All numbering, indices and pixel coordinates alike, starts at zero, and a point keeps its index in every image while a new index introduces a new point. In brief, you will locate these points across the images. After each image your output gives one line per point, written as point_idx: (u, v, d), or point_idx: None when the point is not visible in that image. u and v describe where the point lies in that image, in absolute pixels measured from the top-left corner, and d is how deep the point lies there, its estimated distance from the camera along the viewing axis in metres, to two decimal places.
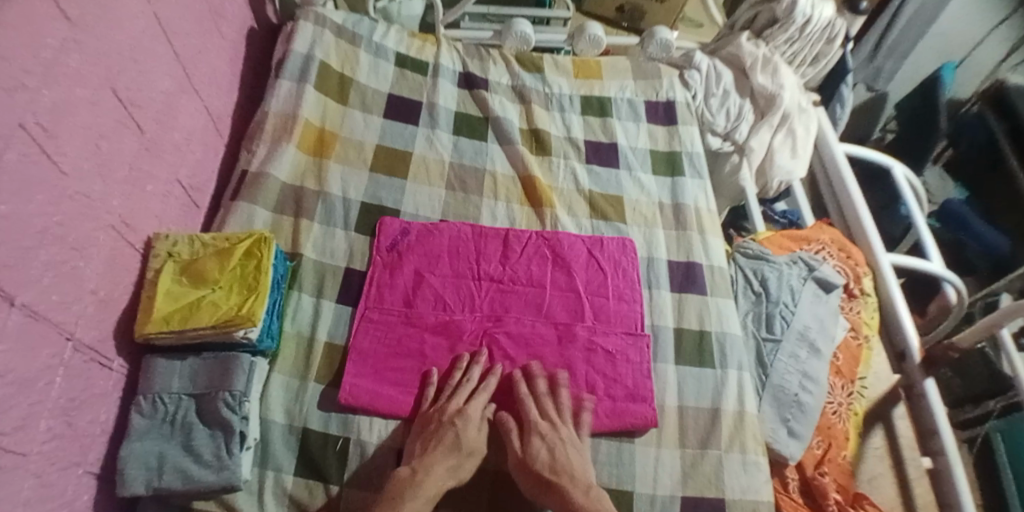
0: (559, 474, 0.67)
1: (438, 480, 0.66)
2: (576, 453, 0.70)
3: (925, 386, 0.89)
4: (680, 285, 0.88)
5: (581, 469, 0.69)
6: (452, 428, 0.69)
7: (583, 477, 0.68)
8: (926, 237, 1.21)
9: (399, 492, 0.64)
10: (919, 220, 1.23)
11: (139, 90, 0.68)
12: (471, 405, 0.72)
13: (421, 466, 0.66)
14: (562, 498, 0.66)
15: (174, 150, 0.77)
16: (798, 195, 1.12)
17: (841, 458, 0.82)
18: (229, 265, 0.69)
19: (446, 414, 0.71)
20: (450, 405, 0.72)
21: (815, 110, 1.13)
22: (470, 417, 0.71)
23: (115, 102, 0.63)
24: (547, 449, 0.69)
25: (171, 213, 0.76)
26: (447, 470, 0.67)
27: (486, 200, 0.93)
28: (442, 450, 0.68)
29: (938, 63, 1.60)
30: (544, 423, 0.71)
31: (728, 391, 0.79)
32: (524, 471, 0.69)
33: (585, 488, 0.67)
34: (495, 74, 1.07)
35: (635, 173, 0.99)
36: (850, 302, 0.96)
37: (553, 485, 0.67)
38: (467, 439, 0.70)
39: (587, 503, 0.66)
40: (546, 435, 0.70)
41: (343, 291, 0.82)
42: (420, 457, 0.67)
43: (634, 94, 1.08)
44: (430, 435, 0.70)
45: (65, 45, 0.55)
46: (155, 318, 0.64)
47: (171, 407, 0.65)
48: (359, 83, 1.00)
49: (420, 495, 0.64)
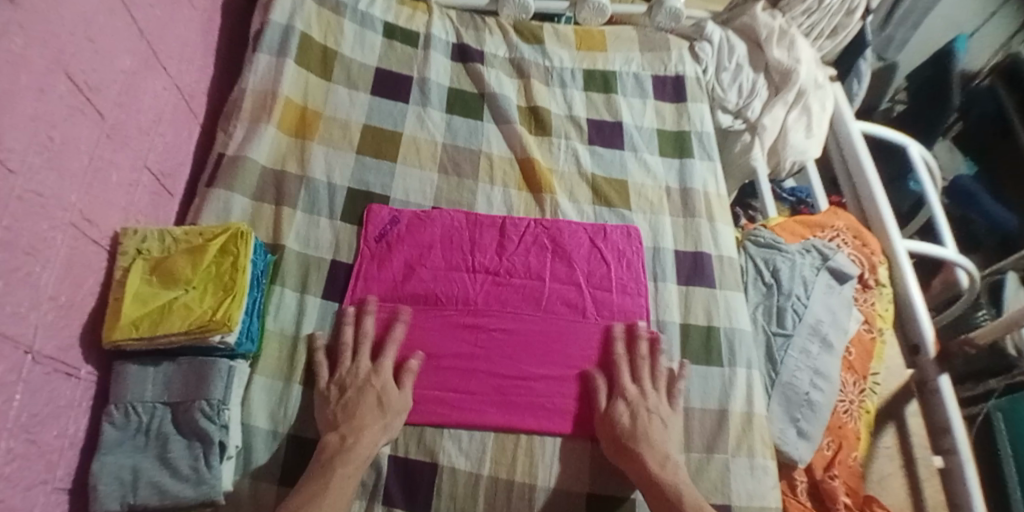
0: (638, 439, 0.67)
1: (369, 444, 0.64)
2: (657, 420, 0.69)
3: (936, 382, 0.86)
4: (687, 276, 0.83)
5: (660, 438, 0.67)
6: (370, 388, 0.67)
7: (661, 446, 0.67)
8: (939, 218, 1.15)
9: (329, 460, 0.62)
10: (934, 201, 1.18)
11: (96, 71, 0.61)
12: (384, 365, 0.70)
13: (350, 431, 0.64)
14: (638, 466, 0.65)
15: (140, 134, 0.70)
16: (812, 176, 1.06)
17: (851, 460, 0.79)
18: (203, 264, 0.64)
19: (361, 376, 0.68)
20: (360, 367, 0.69)
21: (831, 86, 1.06)
22: (386, 377, 0.69)
23: (69, 87, 0.57)
24: (630, 414, 0.69)
25: (140, 203, 0.70)
26: (378, 432, 0.65)
27: (482, 185, 0.87)
28: (368, 412, 0.66)
29: (950, 33, 1.53)
30: (631, 387, 0.71)
31: (737, 391, 0.75)
32: (608, 436, 0.69)
33: (662, 456, 0.66)
34: (491, 46, 0.99)
35: (640, 154, 0.93)
36: (864, 293, 0.92)
37: (630, 451, 0.66)
38: (389, 399, 0.67)
39: (663, 474, 0.64)
40: (631, 399, 0.70)
41: (328, 285, 0.77)
42: (347, 424, 0.65)
43: (641, 68, 1.01)
44: (348, 399, 0.67)
45: (5, 25, 0.48)
46: (123, 323, 0.59)
47: (145, 417, 0.61)
48: (343, 56, 0.92)
49: (353, 460, 0.62)
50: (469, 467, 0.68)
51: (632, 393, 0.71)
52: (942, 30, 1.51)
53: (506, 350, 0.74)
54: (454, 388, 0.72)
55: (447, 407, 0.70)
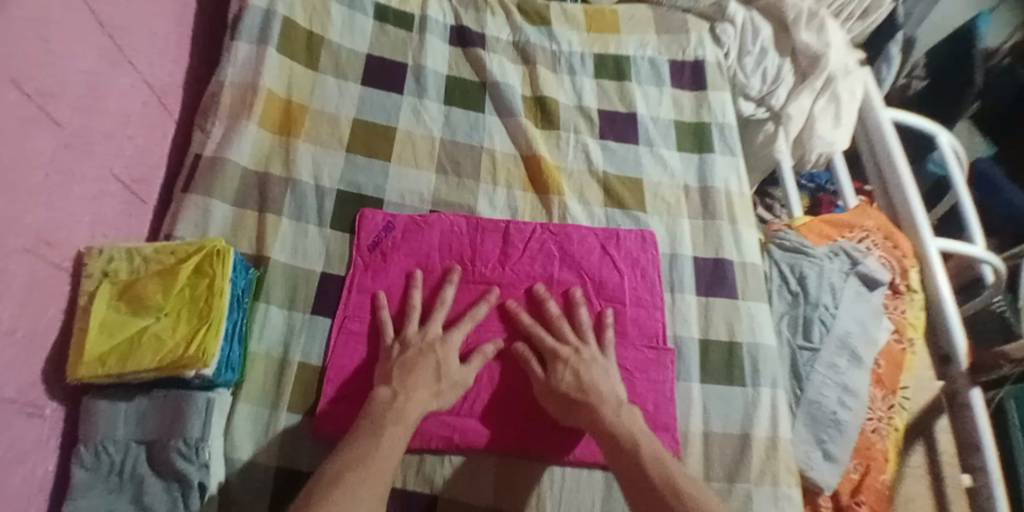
0: (586, 391, 0.63)
1: (420, 405, 0.61)
2: (598, 370, 0.65)
3: (969, 395, 0.80)
4: (707, 286, 0.77)
5: (605, 383, 0.64)
6: (433, 354, 0.65)
7: (612, 395, 0.63)
8: (965, 203, 1.07)
9: (378, 416, 0.58)
10: (960, 185, 1.09)
11: (52, 73, 0.54)
12: (453, 333, 0.67)
13: (402, 390, 0.61)
14: (591, 417, 0.62)
15: (106, 139, 0.63)
16: (839, 170, 0.97)
17: (879, 482, 0.74)
18: (175, 288, 0.58)
19: (427, 339, 0.66)
20: (429, 331, 0.67)
21: (862, 71, 0.96)
22: (452, 346, 0.66)
23: (19, 96, 0.49)
24: (573, 375, 0.64)
25: (108, 216, 0.64)
26: (429, 396, 0.62)
27: (484, 185, 0.80)
28: (425, 375, 0.63)
29: None
30: (565, 347, 0.67)
31: (761, 414, 0.70)
32: (550, 396, 0.64)
33: (616, 405, 0.62)
34: (493, 29, 0.91)
35: (656, 149, 0.85)
36: (894, 300, 0.85)
37: (576, 403, 0.63)
38: (448, 369, 0.65)
39: (616, 422, 0.61)
40: (568, 359, 0.65)
41: (318, 300, 0.71)
42: (400, 382, 0.62)
43: (657, 52, 0.92)
44: (409, 359, 0.64)
45: None
46: (89, 357, 0.53)
47: (118, 458, 0.55)
48: (330, 42, 0.84)
49: (403, 419, 0.59)
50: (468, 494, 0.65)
51: (569, 354, 0.66)
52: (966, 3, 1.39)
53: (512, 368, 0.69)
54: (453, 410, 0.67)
55: (449, 432, 0.66)
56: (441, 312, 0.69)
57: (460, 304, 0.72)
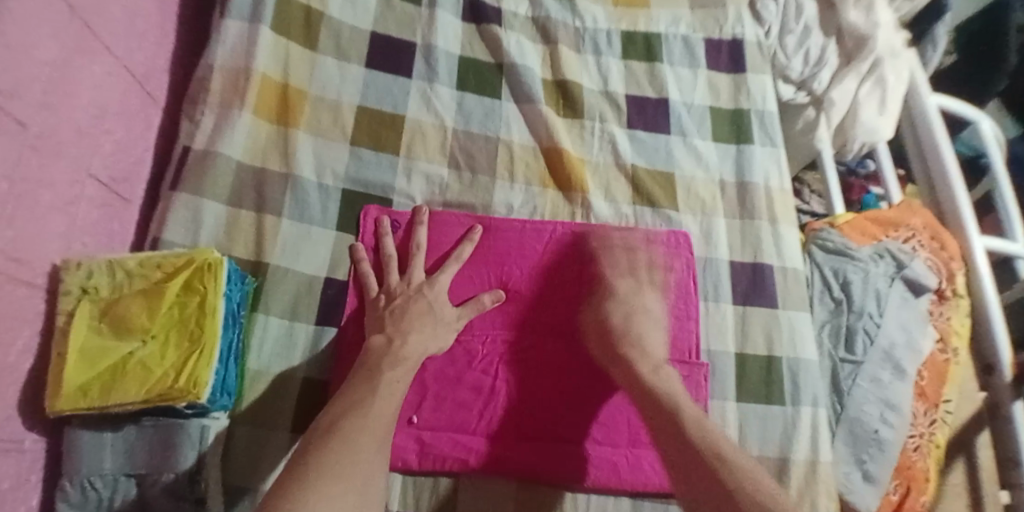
0: (627, 343, 0.60)
1: (419, 348, 0.58)
2: (647, 320, 0.63)
3: (1010, 408, 0.75)
4: (744, 295, 0.70)
5: (653, 339, 0.62)
6: (422, 296, 0.62)
7: (653, 353, 0.60)
8: (1005, 190, 0.98)
9: (374, 363, 0.54)
10: (999, 169, 1.00)
11: (16, 67, 0.46)
12: (439, 276, 0.64)
13: (397, 335, 0.57)
14: (629, 369, 0.59)
15: (79, 138, 0.56)
16: (883, 160, 0.89)
17: (919, 504, 0.69)
18: (162, 308, 0.52)
19: (412, 285, 0.63)
20: (414, 277, 0.64)
21: (908, 53, 0.88)
22: (440, 289, 0.63)
23: None
24: (623, 316, 0.63)
25: (86, 222, 0.57)
26: (427, 339, 0.59)
27: (501, 182, 0.73)
28: (418, 318, 0.60)
29: None
30: (620, 285, 0.66)
31: (800, 436, 0.64)
32: (597, 340, 0.63)
33: (654, 364, 0.59)
34: (510, 2, 0.82)
35: (690, 139, 0.78)
36: (939, 306, 0.79)
37: (620, 355, 0.60)
38: (440, 311, 0.62)
39: (653, 380, 0.57)
40: (621, 298, 0.64)
41: (322, 312, 0.65)
42: (394, 327, 0.58)
43: (691, 29, 0.84)
44: (397, 308, 0.60)
45: None
46: (69, 389, 0.48)
47: (106, 493, 0.51)
48: (330, 18, 0.76)
49: (403, 364, 0.55)
50: None
51: (620, 295, 0.65)
52: None
53: (528, 383, 0.65)
54: (468, 428, 0.63)
55: (462, 452, 0.62)
56: (419, 256, 0.66)
57: (438, 249, 0.68)
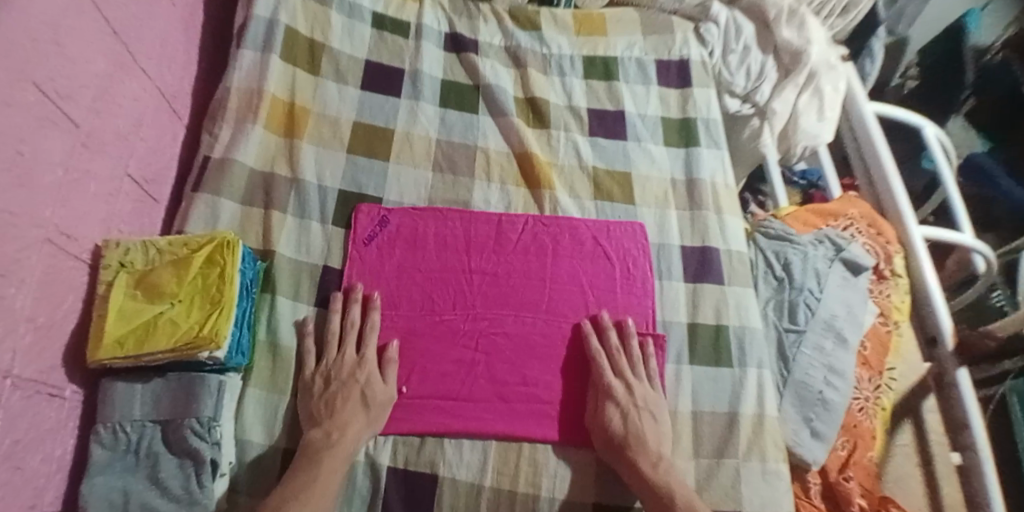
0: (629, 442, 0.65)
1: (355, 438, 0.63)
2: (650, 419, 0.67)
3: (955, 374, 0.81)
4: (695, 274, 0.80)
5: (654, 435, 0.66)
6: (356, 382, 0.66)
7: (655, 448, 0.65)
8: (954, 196, 1.09)
9: (313, 456, 0.60)
10: (946, 174, 1.12)
11: (67, 78, 0.58)
12: (367, 354, 0.68)
13: (334, 428, 0.63)
14: (633, 470, 0.64)
15: (118, 141, 0.67)
16: (824, 162, 1.03)
17: (867, 460, 0.76)
18: (188, 277, 0.63)
19: (346, 370, 0.67)
20: (345, 358, 0.68)
21: (844, 66, 1.00)
22: (373, 369, 0.67)
23: (38, 96, 0.53)
24: (621, 417, 0.66)
25: (122, 211, 0.68)
26: (362, 427, 0.64)
27: (478, 182, 0.84)
28: (352, 406, 0.65)
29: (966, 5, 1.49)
30: (618, 384, 0.69)
31: (747, 394, 0.72)
32: (600, 434, 0.67)
33: (656, 459, 0.64)
34: (486, 34, 0.95)
35: (644, 145, 0.89)
36: (879, 284, 0.88)
37: (625, 457, 0.65)
38: (373, 392, 0.66)
39: (665, 480, 0.62)
40: (620, 400, 0.67)
41: (321, 293, 0.74)
42: (330, 420, 0.64)
43: (644, 53, 0.97)
44: (333, 394, 0.65)
45: None
46: (107, 342, 0.57)
47: (134, 436, 0.59)
48: (331, 49, 0.89)
49: (338, 454, 0.61)
50: (469, 478, 0.65)
51: (621, 394, 0.68)
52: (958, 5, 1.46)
53: (505, 359, 0.71)
54: (452, 396, 0.69)
55: (448, 417, 0.68)
56: (353, 333, 0.70)
57: (386, 281, 0.75)
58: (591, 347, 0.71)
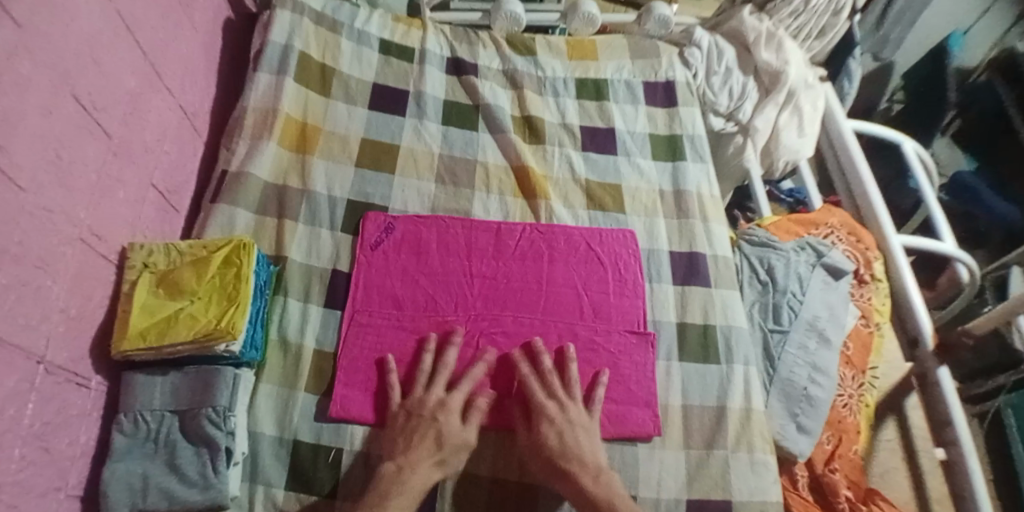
0: (568, 458, 0.65)
1: (425, 477, 0.63)
2: (585, 433, 0.68)
3: (935, 373, 0.85)
4: (683, 277, 0.84)
5: (591, 450, 0.67)
6: (435, 421, 0.67)
7: (592, 461, 0.66)
8: (935, 210, 1.14)
9: (384, 491, 0.61)
10: (927, 190, 1.18)
11: (101, 92, 0.64)
12: (454, 395, 0.69)
13: (407, 463, 0.64)
14: (572, 484, 0.64)
15: (146, 152, 0.73)
16: (805, 174, 1.08)
17: (852, 453, 0.79)
18: (207, 275, 0.67)
19: (428, 408, 0.68)
20: (429, 396, 0.69)
21: (821, 86, 1.07)
22: (452, 408, 0.68)
23: (76, 107, 0.59)
24: (555, 433, 0.67)
25: (147, 218, 0.73)
26: (433, 466, 0.64)
27: (478, 193, 0.89)
28: (427, 444, 0.65)
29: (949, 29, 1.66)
30: (551, 405, 0.69)
31: (734, 388, 0.76)
32: (536, 454, 0.67)
33: (595, 471, 0.65)
34: (484, 59, 1.02)
35: (634, 158, 0.95)
36: (860, 288, 0.92)
37: (563, 471, 0.65)
38: (450, 432, 0.66)
39: (597, 492, 0.63)
40: (554, 419, 0.68)
41: (330, 295, 0.78)
42: (404, 455, 0.64)
43: (632, 75, 1.03)
44: (411, 430, 0.67)
45: (12, 50, 0.50)
46: (131, 333, 0.62)
47: (154, 425, 0.63)
48: (341, 73, 0.95)
49: (406, 492, 0.61)
50: (474, 467, 0.69)
51: (554, 413, 0.68)
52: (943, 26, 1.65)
53: (503, 357, 0.75)
54: None
55: None
56: (442, 374, 0.71)
57: (391, 284, 0.79)
58: (542, 364, 0.72)
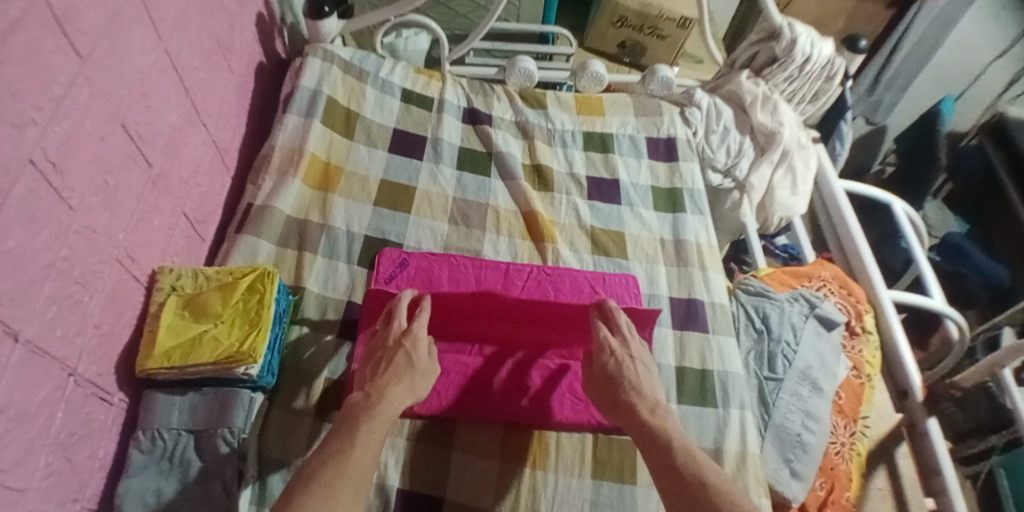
0: (625, 387, 0.69)
1: (395, 400, 0.65)
2: (643, 368, 0.71)
3: (925, 424, 0.89)
4: (681, 322, 0.88)
5: (648, 386, 0.70)
6: (400, 349, 0.70)
7: (652, 397, 0.68)
8: (926, 272, 1.18)
9: (355, 414, 0.62)
10: (919, 254, 1.22)
11: (147, 124, 0.69)
12: (417, 327, 0.72)
13: (374, 390, 0.65)
14: (630, 415, 0.66)
15: (180, 183, 0.78)
16: (798, 230, 1.14)
17: (844, 499, 0.81)
18: (232, 300, 0.71)
19: (393, 337, 0.71)
20: (396, 328, 0.73)
21: (814, 146, 1.14)
22: (417, 337, 0.72)
23: (124, 137, 0.64)
24: (618, 365, 0.71)
25: (176, 244, 0.77)
26: (404, 391, 0.66)
27: (489, 234, 0.94)
28: (395, 372, 0.67)
29: (938, 95, 1.83)
30: (614, 340, 0.73)
31: (731, 431, 0.78)
32: (596, 373, 0.72)
33: (652, 404, 0.67)
34: (498, 110, 1.09)
35: (636, 209, 1.01)
36: (851, 339, 0.95)
37: (622, 402, 0.68)
38: (417, 359, 0.70)
39: (653, 419, 0.65)
40: (616, 351, 0.72)
41: (344, 325, 0.82)
42: (372, 385, 0.66)
43: (636, 131, 1.10)
44: (380, 363, 0.69)
45: (75, 82, 0.55)
46: (157, 354, 0.65)
47: (170, 443, 0.65)
48: (364, 117, 1.02)
49: (377, 414, 0.62)
50: (471, 498, 0.71)
51: (616, 346, 0.73)
52: (930, 93, 1.83)
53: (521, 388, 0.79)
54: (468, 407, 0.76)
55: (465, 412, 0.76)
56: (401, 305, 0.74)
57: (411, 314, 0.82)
58: (616, 320, 0.75)
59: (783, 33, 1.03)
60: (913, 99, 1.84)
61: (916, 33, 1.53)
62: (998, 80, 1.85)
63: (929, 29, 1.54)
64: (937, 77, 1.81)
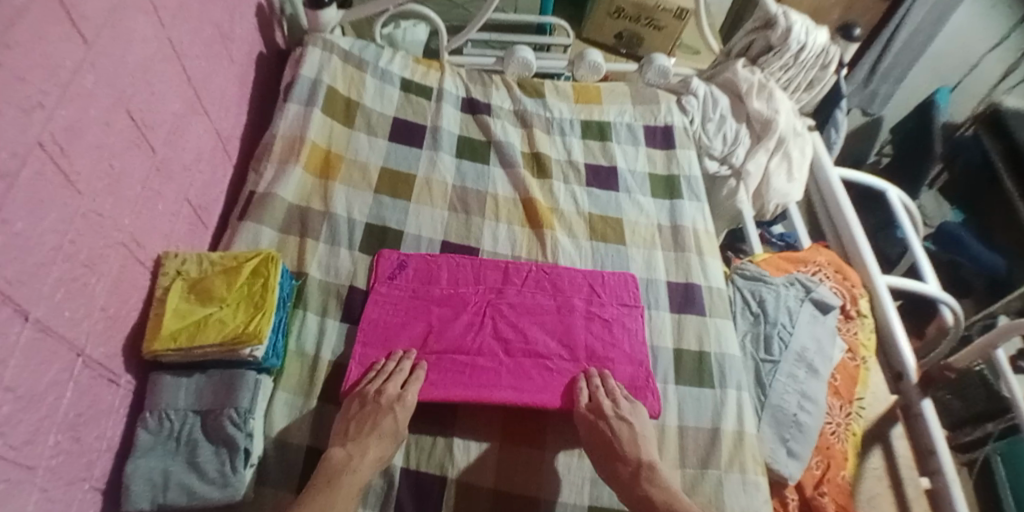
0: (619, 451, 0.71)
1: (371, 467, 0.66)
2: (630, 426, 0.73)
3: (920, 406, 0.90)
4: (679, 305, 0.90)
5: (635, 447, 0.71)
6: (390, 411, 0.70)
7: (637, 458, 0.70)
8: (923, 262, 1.19)
9: (333, 475, 0.64)
10: (914, 241, 1.23)
11: (150, 112, 0.70)
12: (409, 393, 0.73)
13: (356, 450, 0.67)
14: (616, 481, 0.70)
15: (183, 171, 0.78)
16: (794, 218, 1.16)
17: (840, 478, 0.82)
18: (236, 283, 0.72)
19: (385, 399, 0.71)
20: (389, 388, 0.72)
21: (810, 134, 1.15)
22: (408, 404, 0.72)
23: (128, 122, 0.65)
24: (622, 431, 0.72)
25: (180, 230, 0.78)
26: (381, 455, 0.68)
27: (488, 221, 0.95)
28: (380, 440, 0.68)
29: (934, 84, 1.84)
30: (608, 403, 0.74)
31: (728, 412, 0.80)
32: (589, 428, 0.73)
33: (639, 469, 0.69)
34: (497, 99, 1.10)
35: (634, 196, 1.02)
36: (846, 323, 0.97)
37: (610, 470, 0.70)
38: (403, 428, 0.71)
39: (636, 488, 0.68)
40: (610, 413, 0.73)
41: (346, 310, 0.83)
42: (354, 444, 0.68)
43: (634, 119, 1.12)
44: (365, 420, 0.70)
45: (80, 67, 0.56)
46: (162, 336, 0.66)
47: (177, 424, 0.66)
48: (364, 106, 1.03)
49: (354, 479, 0.65)
50: (468, 477, 0.72)
51: (611, 409, 0.74)
52: (926, 82, 1.84)
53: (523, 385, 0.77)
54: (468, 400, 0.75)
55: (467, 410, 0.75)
56: (401, 377, 0.75)
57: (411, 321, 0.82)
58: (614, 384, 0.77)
59: (778, 22, 1.04)
60: (909, 89, 1.85)
61: (911, 24, 1.53)
62: (994, 70, 1.84)
63: (925, 19, 1.54)
64: (934, 65, 1.82)
